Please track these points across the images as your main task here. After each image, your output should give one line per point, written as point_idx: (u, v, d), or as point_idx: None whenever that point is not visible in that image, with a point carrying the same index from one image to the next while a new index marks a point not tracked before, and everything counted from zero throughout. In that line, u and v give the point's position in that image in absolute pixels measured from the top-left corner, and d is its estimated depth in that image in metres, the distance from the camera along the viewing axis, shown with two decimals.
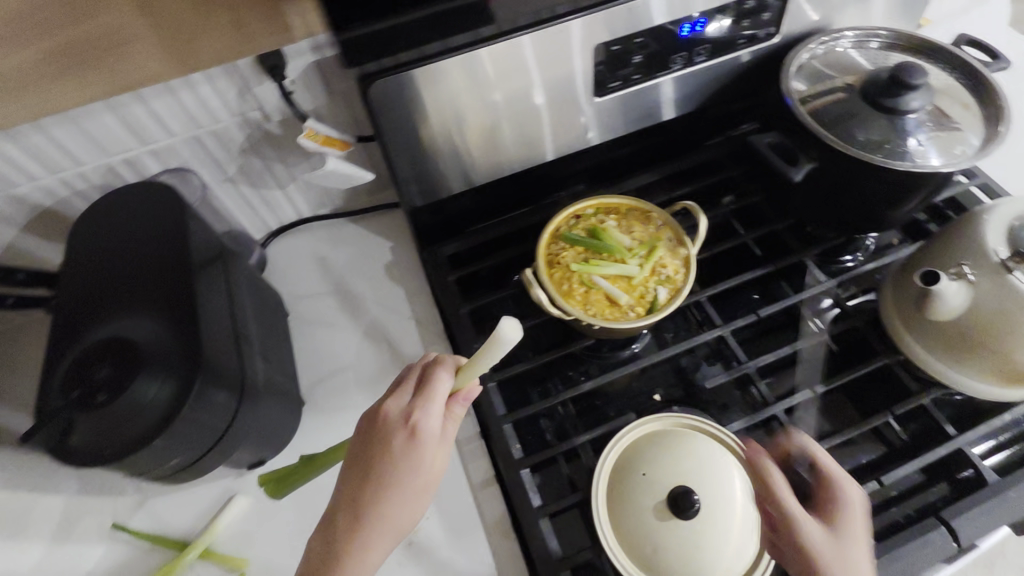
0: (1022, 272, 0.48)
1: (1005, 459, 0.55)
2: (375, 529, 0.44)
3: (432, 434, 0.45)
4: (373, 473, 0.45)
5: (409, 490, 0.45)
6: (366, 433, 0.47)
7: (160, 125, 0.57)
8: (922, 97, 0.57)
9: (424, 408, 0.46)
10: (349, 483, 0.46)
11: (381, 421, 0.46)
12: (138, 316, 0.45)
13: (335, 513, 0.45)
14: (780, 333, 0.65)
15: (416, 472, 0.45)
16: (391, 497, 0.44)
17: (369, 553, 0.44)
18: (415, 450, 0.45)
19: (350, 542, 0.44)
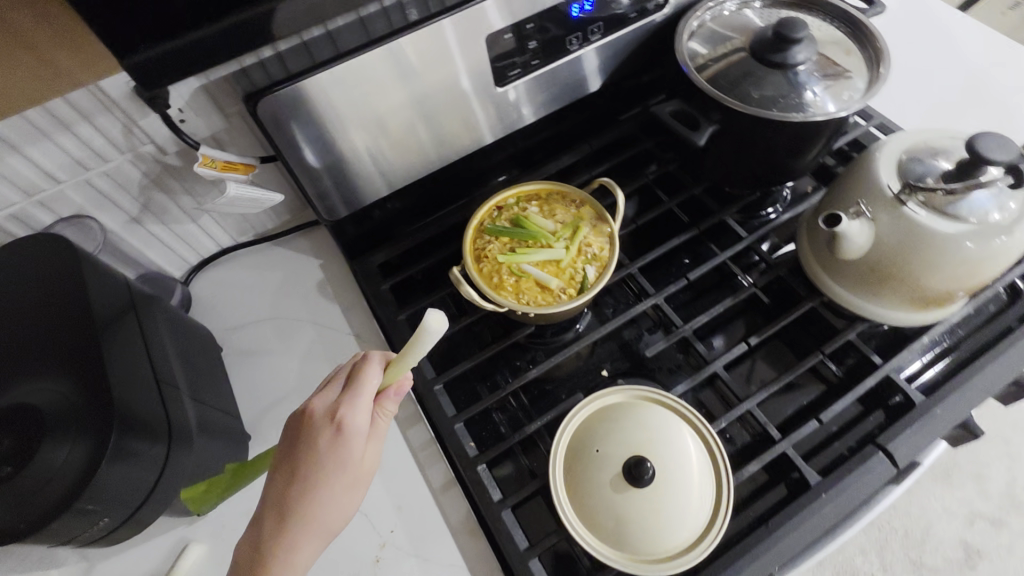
0: (914, 203, 0.50)
1: (930, 378, 0.59)
2: (303, 525, 0.45)
3: (357, 428, 0.46)
4: (301, 472, 0.46)
5: (338, 485, 0.46)
6: (293, 433, 0.48)
7: (42, 172, 0.53)
8: (806, 49, 0.59)
9: (350, 404, 0.47)
10: (278, 482, 0.46)
11: (308, 420, 0.47)
12: (44, 378, 0.42)
13: (262, 515, 0.46)
14: (713, 292, 0.67)
15: (343, 467, 0.46)
16: (320, 493, 0.45)
17: (297, 553, 0.44)
18: (342, 446, 0.46)
19: (278, 542, 0.44)
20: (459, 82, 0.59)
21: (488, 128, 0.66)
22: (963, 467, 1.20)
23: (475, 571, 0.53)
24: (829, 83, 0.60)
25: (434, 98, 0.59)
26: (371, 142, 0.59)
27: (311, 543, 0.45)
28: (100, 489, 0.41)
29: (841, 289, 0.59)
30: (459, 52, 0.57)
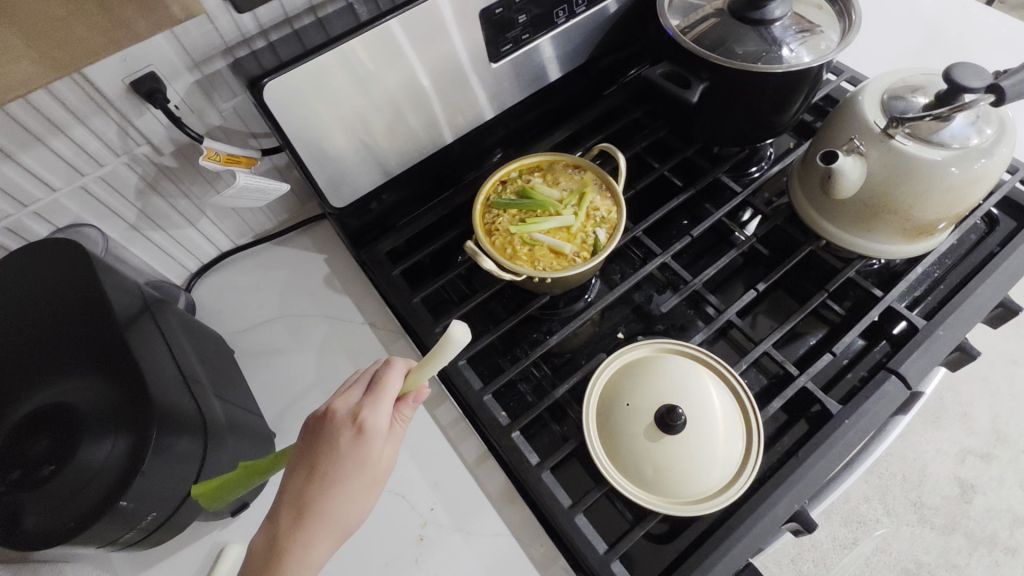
0: (902, 135, 0.53)
1: (928, 304, 0.62)
2: (318, 526, 0.44)
3: (379, 429, 0.45)
4: (318, 471, 0.44)
5: (356, 487, 0.44)
6: (314, 431, 0.46)
7: (37, 180, 0.52)
8: (781, 6, 0.62)
9: (372, 407, 0.45)
10: (294, 482, 0.45)
11: (328, 420, 0.46)
12: (69, 380, 0.41)
13: (277, 510, 0.44)
14: (714, 249, 0.69)
15: (361, 470, 0.44)
16: (337, 494, 0.44)
17: (310, 551, 0.43)
18: (363, 449, 0.44)
19: (293, 541, 0.43)
20: (453, 59, 0.60)
21: (482, 106, 0.67)
22: (950, 408, 1.26)
23: (520, 536, 0.54)
24: (805, 36, 0.63)
25: (433, 76, 0.60)
26: (370, 126, 0.60)
27: (324, 544, 0.44)
28: (144, 487, 0.40)
29: (837, 230, 0.61)
30: (451, 29, 0.57)
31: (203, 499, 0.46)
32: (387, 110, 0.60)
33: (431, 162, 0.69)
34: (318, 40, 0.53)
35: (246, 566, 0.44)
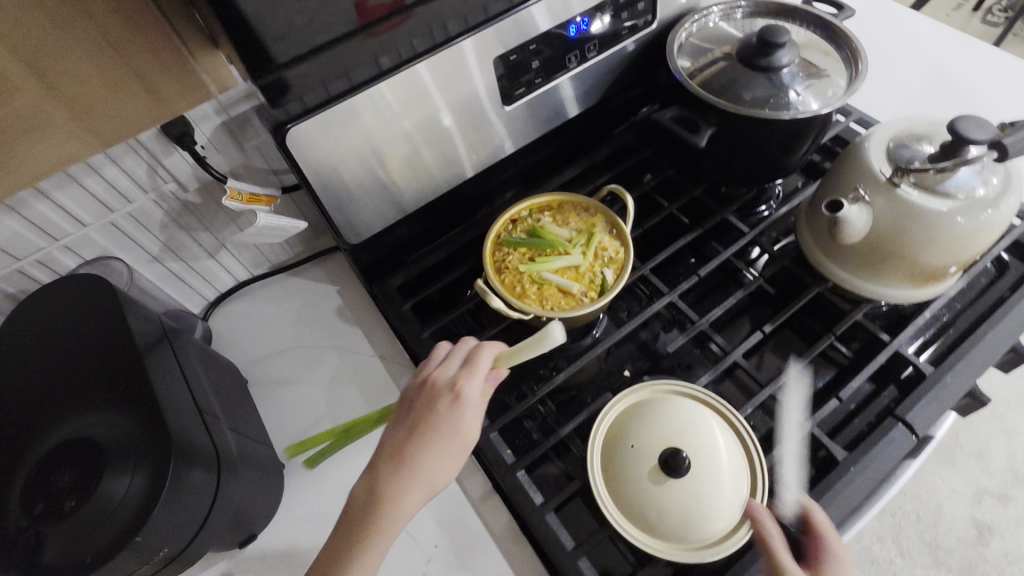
0: (907, 184, 0.53)
1: (937, 350, 0.62)
2: (410, 480, 0.49)
3: (472, 395, 0.52)
4: (419, 428, 0.51)
5: (449, 446, 0.50)
6: (415, 395, 0.54)
7: (69, 216, 0.54)
8: (789, 53, 0.63)
9: (468, 377, 0.52)
10: (397, 437, 0.52)
11: (430, 387, 0.53)
12: (94, 413, 0.43)
13: (380, 460, 0.51)
14: (722, 287, 0.70)
15: (454, 432, 0.50)
16: (433, 451, 0.50)
17: (405, 498, 0.48)
18: (458, 410, 0.51)
19: (392, 488, 0.48)
20: (468, 103, 0.62)
21: (496, 144, 0.69)
22: (965, 447, 1.23)
23: None
24: (811, 83, 0.64)
25: (449, 118, 0.62)
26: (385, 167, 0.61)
27: (413, 500, 0.48)
28: (162, 521, 0.40)
29: (845, 275, 0.62)
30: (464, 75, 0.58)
31: (295, 454, 0.62)
32: (404, 149, 0.61)
33: (444, 198, 0.71)
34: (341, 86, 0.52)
35: (347, 510, 0.49)
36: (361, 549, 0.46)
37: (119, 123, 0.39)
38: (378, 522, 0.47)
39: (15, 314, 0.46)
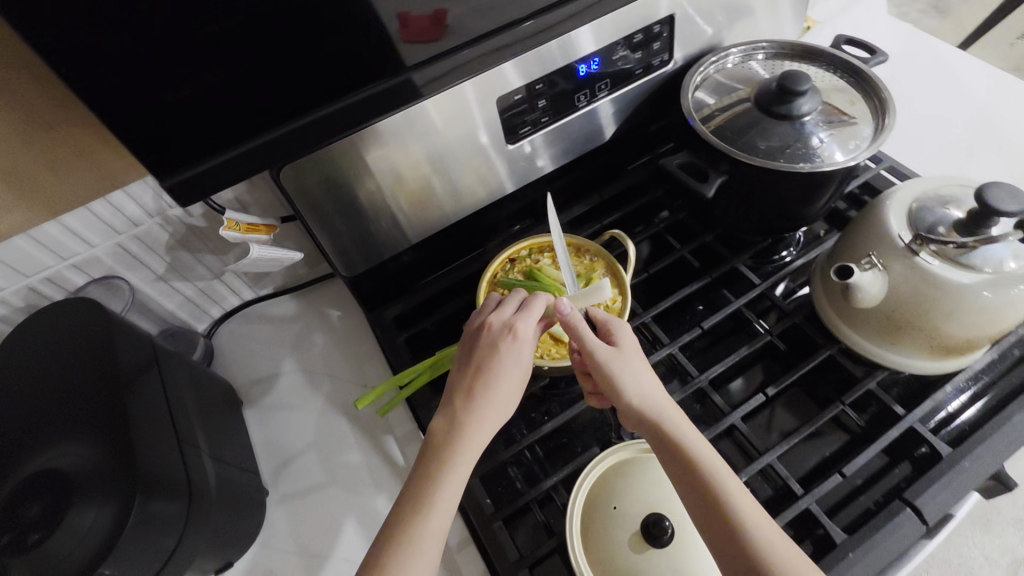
0: (927, 254, 0.50)
1: (956, 428, 0.57)
2: (484, 405, 0.49)
3: (530, 333, 0.53)
4: (482, 362, 0.51)
5: (515, 380, 0.51)
6: (468, 341, 0.54)
7: (78, 238, 0.56)
8: (811, 101, 0.60)
9: (524, 317, 0.53)
10: (463, 379, 0.51)
11: (486, 329, 0.53)
12: (74, 442, 0.44)
13: (452, 399, 0.50)
14: (729, 339, 0.67)
15: (519, 364, 0.51)
16: (501, 384, 0.50)
17: (484, 425, 0.48)
18: (521, 347, 0.51)
19: (470, 420, 0.48)
20: (471, 140, 0.60)
21: (503, 179, 0.67)
22: (1005, 513, 1.14)
23: None
24: (835, 131, 0.61)
25: (454, 154, 0.60)
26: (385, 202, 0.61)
27: (485, 425, 0.48)
28: (126, 556, 0.41)
29: (860, 338, 0.59)
30: (467, 114, 0.57)
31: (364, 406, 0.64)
32: (406, 185, 0.60)
33: (448, 231, 0.71)
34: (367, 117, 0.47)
35: (423, 450, 0.48)
36: (439, 476, 0.45)
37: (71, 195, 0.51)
38: (467, 445, 0.47)
39: (18, 337, 0.49)
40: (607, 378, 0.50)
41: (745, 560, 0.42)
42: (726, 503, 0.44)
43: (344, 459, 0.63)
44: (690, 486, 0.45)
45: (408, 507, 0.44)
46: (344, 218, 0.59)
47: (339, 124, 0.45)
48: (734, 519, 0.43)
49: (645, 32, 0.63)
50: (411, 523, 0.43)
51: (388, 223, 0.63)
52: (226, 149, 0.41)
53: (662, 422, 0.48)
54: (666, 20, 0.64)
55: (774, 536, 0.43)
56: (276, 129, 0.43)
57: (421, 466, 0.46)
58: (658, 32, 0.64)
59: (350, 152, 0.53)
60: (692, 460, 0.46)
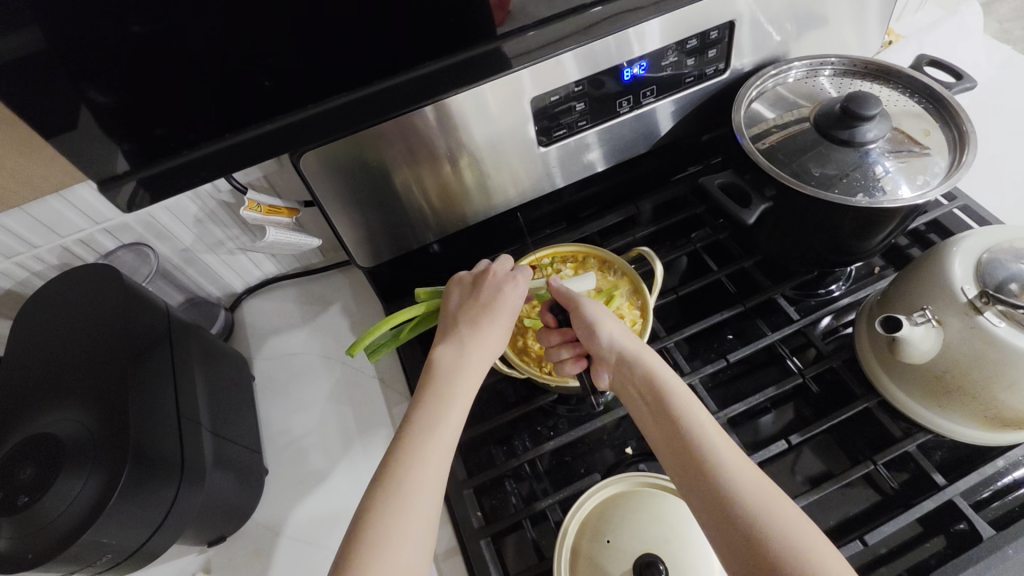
0: (993, 313, 0.45)
1: (1003, 507, 0.51)
2: (483, 332, 0.51)
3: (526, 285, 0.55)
4: (480, 298, 0.54)
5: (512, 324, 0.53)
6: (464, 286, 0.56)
7: (110, 205, 0.57)
8: (878, 127, 0.55)
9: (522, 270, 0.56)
10: (465, 318, 0.52)
11: (488, 278, 0.55)
12: (75, 408, 0.45)
13: (455, 338, 0.51)
14: (758, 373, 0.62)
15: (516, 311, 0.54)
16: (502, 326, 0.52)
17: (483, 359, 0.50)
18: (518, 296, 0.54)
19: (474, 353, 0.50)
20: (503, 139, 0.58)
21: (536, 181, 0.64)
22: None
23: None
24: (902, 163, 0.55)
25: (485, 152, 0.58)
26: (411, 196, 0.59)
27: (484, 351, 0.51)
28: (107, 524, 0.42)
29: (904, 395, 0.53)
30: (501, 112, 0.55)
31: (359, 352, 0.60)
32: (431, 180, 0.59)
33: (473, 228, 0.69)
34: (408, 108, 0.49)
35: (430, 382, 0.48)
36: (442, 393, 0.47)
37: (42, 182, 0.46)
38: (470, 375, 0.49)
39: (46, 299, 0.51)
40: (588, 325, 0.53)
41: (712, 488, 0.41)
42: (695, 434, 0.44)
43: (343, 449, 0.63)
44: (662, 422, 0.46)
45: (415, 423, 0.46)
46: (364, 208, 0.58)
47: (340, 121, 0.44)
48: (703, 448, 0.43)
49: (701, 37, 0.58)
50: (419, 434, 0.45)
51: (409, 216, 0.61)
52: (220, 137, 0.40)
53: (640, 363, 0.49)
54: (725, 26, 0.59)
55: (746, 471, 0.42)
56: (273, 121, 0.41)
57: (425, 387, 0.48)
58: (715, 38, 0.60)
59: (374, 143, 0.51)
60: (665, 397, 0.47)
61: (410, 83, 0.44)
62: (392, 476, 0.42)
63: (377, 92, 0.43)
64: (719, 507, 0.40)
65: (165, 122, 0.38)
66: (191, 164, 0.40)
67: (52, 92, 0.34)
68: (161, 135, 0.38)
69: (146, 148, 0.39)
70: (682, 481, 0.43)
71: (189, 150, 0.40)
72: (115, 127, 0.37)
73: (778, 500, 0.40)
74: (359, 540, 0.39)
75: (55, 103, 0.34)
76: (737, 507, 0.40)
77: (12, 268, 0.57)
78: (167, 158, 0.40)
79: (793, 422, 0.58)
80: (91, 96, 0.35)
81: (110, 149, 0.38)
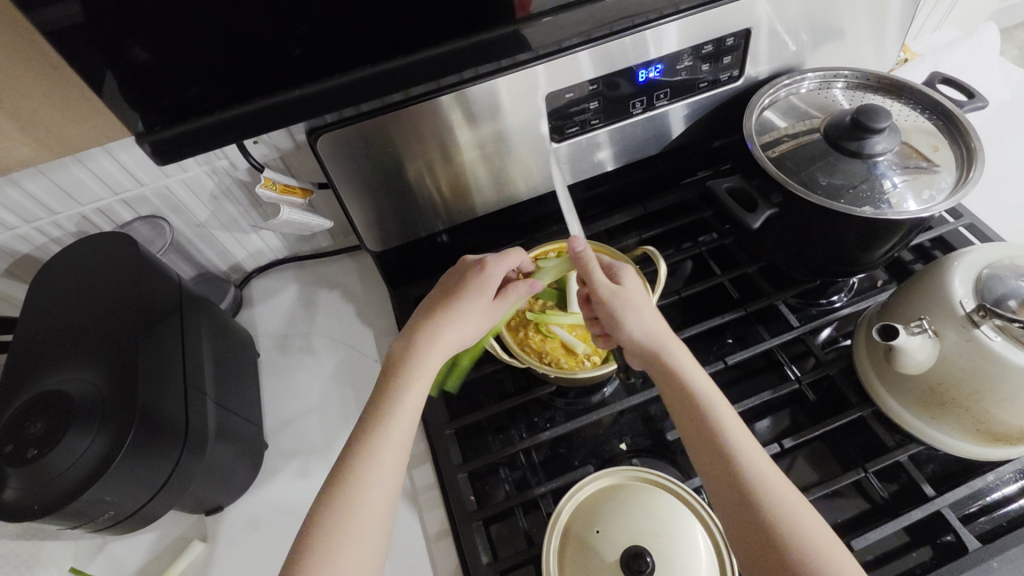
0: (989, 327, 0.46)
1: (991, 522, 0.51)
2: (443, 330, 0.51)
3: (498, 268, 0.55)
4: (449, 295, 0.53)
5: (476, 309, 0.53)
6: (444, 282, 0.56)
7: (129, 175, 0.59)
8: (887, 140, 0.55)
9: (493, 257, 0.56)
10: (425, 310, 0.53)
11: (457, 272, 0.56)
12: (85, 369, 0.46)
13: (410, 331, 0.52)
14: (755, 378, 0.63)
15: (479, 295, 0.53)
16: (460, 312, 0.52)
17: (435, 342, 0.50)
18: (482, 281, 0.54)
19: (426, 339, 0.50)
20: (516, 133, 0.59)
21: (547, 176, 0.65)
22: None
23: None
24: (909, 177, 0.55)
25: (498, 144, 0.59)
26: (422, 184, 0.60)
27: (443, 350, 0.50)
28: (111, 482, 0.43)
29: (898, 406, 0.54)
30: (516, 106, 0.56)
31: None
32: (443, 170, 0.60)
33: (481, 219, 0.70)
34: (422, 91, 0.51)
35: (383, 374, 0.49)
36: (402, 388, 0.48)
37: (71, 135, 0.46)
38: (418, 367, 0.49)
39: (62, 263, 0.52)
40: (610, 313, 0.53)
41: (739, 492, 0.43)
42: (724, 435, 0.45)
43: (343, 429, 0.64)
44: (690, 417, 0.47)
45: (376, 416, 0.46)
46: (377, 193, 0.59)
47: (355, 94, 0.43)
48: (730, 450, 0.44)
49: (716, 43, 0.59)
50: (375, 430, 0.46)
51: (420, 204, 0.63)
52: (247, 101, 0.41)
53: (668, 357, 0.50)
54: (741, 33, 0.59)
55: (769, 474, 0.43)
56: (296, 89, 0.42)
57: (382, 383, 0.49)
58: (730, 45, 0.60)
59: (391, 127, 0.53)
60: (700, 397, 0.47)
61: (425, 63, 0.44)
62: (351, 469, 0.44)
63: (393, 69, 0.43)
64: (743, 509, 0.42)
65: (200, 82, 0.39)
66: (222, 124, 0.41)
67: (88, 52, 0.35)
68: (195, 95, 0.39)
69: (177, 108, 0.39)
70: (707, 478, 0.45)
71: (220, 112, 0.41)
72: (145, 90, 0.38)
73: (798, 505, 0.42)
74: (318, 527, 0.42)
75: (91, 63, 0.35)
76: (762, 512, 0.41)
77: (32, 233, 0.59)
78: (197, 117, 0.40)
79: (788, 427, 0.59)
80: (127, 55, 0.35)
81: (139, 112, 0.39)
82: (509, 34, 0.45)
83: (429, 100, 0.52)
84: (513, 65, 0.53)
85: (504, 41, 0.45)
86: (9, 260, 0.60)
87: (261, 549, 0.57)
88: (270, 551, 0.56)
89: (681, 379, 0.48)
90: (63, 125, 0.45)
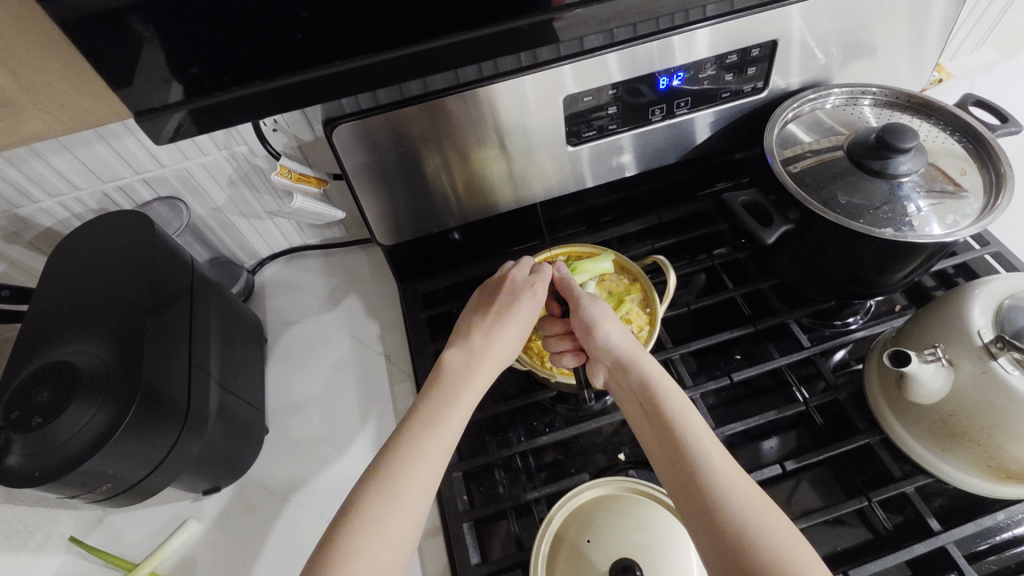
0: (1007, 359, 0.45)
1: (999, 563, 0.50)
2: (498, 355, 0.52)
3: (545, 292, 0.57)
4: (503, 313, 0.54)
5: (528, 327, 0.55)
6: (490, 289, 0.57)
7: (150, 156, 0.60)
8: (913, 161, 0.54)
9: (543, 278, 0.56)
10: (481, 321, 0.54)
11: (509, 283, 0.56)
12: (91, 343, 0.47)
13: (470, 342, 0.52)
14: (762, 397, 0.61)
15: (533, 315, 0.55)
16: (515, 331, 0.54)
17: (495, 356, 0.52)
18: (536, 302, 0.55)
19: (484, 351, 0.52)
20: (532, 135, 0.58)
21: (563, 179, 0.65)
22: None
23: None
24: (934, 201, 0.54)
25: (514, 144, 0.59)
26: (436, 181, 0.60)
27: (497, 368, 0.52)
28: (110, 455, 0.44)
29: (908, 435, 0.52)
30: (535, 107, 0.55)
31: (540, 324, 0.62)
32: (458, 167, 0.60)
33: (494, 219, 0.70)
34: (438, 85, 0.51)
35: (438, 378, 0.50)
36: (457, 395, 0.48)
37: (78, 111, 0.45)
38: (476, 378, 0.50)
39: (80, 239, 0.54)
40: (587, 326, 0.54)
41: (698, 491, 0.41)
42: (680, 431, 0.45)
43: (342, 419, 0.64)
44: (653, 424, 0.46)
45: (427, 425, 0.46)
46: (391, 187, 0.59)
47: (360, 81, 0.43)
48: (689, 450, 0.43)
49: (741, 53, 0.58)
50: (423, 439, 0.45)
51: (433, 200, 0.63)
52: (248, 84, 0.40)
53: (638, 367, 0.50)
54: (767, 44, 0.58)
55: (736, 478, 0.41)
56: (296, 74, 0.41)
57: (442, 389, 0.49)
58: (755, 55, 0.59)
59: (404, 122, 0.53)
60: (658, 401, 0.47)
61: (431, 54, 0.43)
62: (372, 467, 0.44)
63: (397, 58, 0.42)
64: (706, 512, 0.40)
65: (200, 62, 0.39)
66: (223, 105, 0.41)
67: (104, 29, 0.35)
68: (197, 74, 0.39)
69: (183, 84, 0.39)
70: (672, 486, 0.43)
71: (220, 93, 0.40)
72: (155, 68, 0.38)
73: (766, 511, 0.39)
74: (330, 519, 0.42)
75: (106, 37, 0.36)
76: (721, 511, 0.40)
77: (55, 207, 0.60)
78: (200, 97, 0.40)
79: (793, 449, 0.57)
80: (134, 30, 0.36)
81: (148, 91, 0.39)
82: (523, 24, 0.43)
83: (444, 95, 0.52)
84: (534, 65, 0.52)
85: (510, 33, 0.44)
86: (32, 233, 0.61)
87: (253, 532, 0.57)
88: (262, 535, 0.57)
89: (645, 385, 0.48)
90: (69, 97, 0.44)
